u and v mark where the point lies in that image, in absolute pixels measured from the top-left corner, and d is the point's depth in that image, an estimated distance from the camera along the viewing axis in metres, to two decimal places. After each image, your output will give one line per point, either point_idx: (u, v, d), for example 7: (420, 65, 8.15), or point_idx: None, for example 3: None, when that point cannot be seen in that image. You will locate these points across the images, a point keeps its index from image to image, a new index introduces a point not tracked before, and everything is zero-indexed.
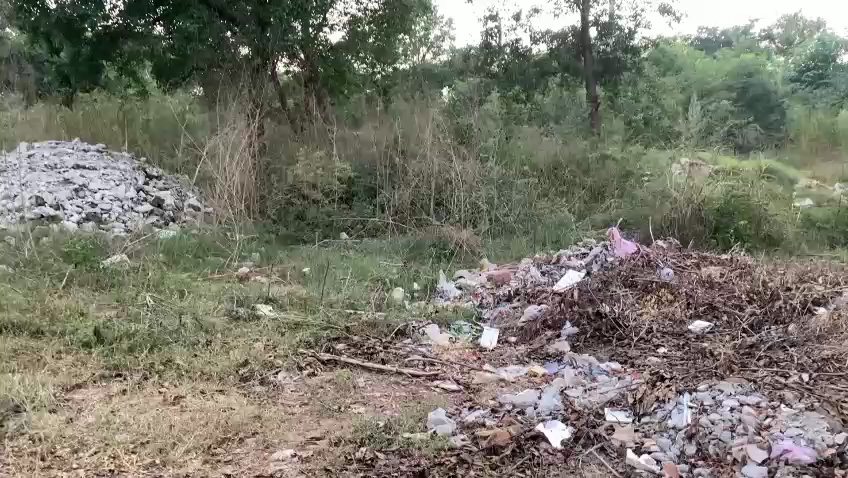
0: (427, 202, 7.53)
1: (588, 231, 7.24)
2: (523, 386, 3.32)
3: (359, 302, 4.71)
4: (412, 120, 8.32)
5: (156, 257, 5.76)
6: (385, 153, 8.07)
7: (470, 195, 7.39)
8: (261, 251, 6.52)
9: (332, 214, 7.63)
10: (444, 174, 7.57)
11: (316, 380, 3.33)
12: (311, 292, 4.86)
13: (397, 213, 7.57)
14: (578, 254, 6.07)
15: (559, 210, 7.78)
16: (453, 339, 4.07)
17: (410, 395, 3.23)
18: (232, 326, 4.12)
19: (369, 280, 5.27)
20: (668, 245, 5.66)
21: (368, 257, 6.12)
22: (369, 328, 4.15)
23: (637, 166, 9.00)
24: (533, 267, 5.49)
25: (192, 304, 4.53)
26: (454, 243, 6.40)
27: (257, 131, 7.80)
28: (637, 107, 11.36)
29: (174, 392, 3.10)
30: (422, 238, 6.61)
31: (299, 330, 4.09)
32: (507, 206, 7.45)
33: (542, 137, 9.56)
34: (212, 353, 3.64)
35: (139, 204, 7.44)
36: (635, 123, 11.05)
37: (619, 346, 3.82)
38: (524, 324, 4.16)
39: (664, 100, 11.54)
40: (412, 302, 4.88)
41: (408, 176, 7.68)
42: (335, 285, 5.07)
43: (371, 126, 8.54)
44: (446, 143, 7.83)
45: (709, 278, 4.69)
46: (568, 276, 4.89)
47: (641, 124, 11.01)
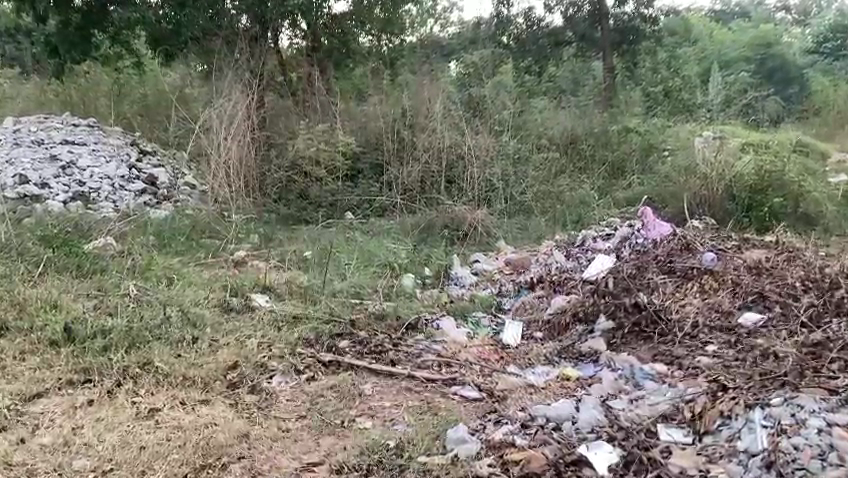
0: (437, 179, 7.03)
1: (611, 210, 6.74)
2: (556, 394, 2.87)
3: (365, 292, 4.24)
4: (421, 91, 7.73)
5: (146, 242, 5.31)
6: (392, 125, 7.47)
7: (483, 171, 6.93)
8: (261, 232, 6.09)
9: (336, 192, 7.19)
10: (456, 149, 7.09)
11: (315, 387, 2.87)
12: (312, 280, 4.39)
13: (405, 191, 7.10)
14: (603, 235, 5.58)
15: (579, 186, 7.28)
16: (471, 335, 3.60)
17: (424, 404, 2.77)
18: (223, 319, 3.66)
19: (375, 266, 4.79)
20: (704, 225, 5.16)
21: (374, 240, 5.64)
22: (376, 322, 3.69)
23: (660, 139, 8.42)
24: (556, 251, 5.03)
25: (179, 294, 4.07)
26: (467, 223, 5.91)
27: (255, 103, 7.27)
28: (656, 78, 10.51)
29: (148, 403, 2.65)
30: (434, 218, 6.09)
31: (298, 324, 3.63)
32: (522, 184, 7.00)
33: (558, 109, 8.97)
34: (199, 352, 3.18)
35: (132, 182, 6.95)
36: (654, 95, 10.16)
37: (662, 343, 3.36)
38: (551, 316, 3.70)
39: (686, 70, 10.90)
40: (424, 290, 4.41)
41: (417, 151, 7.17)
42: (337, 272, 4.59)
43: (377, 97, 7.98)
44: (457, 116, 7.32)
45: (755, 263, 4.20)
46: (597, 261, 4.42)
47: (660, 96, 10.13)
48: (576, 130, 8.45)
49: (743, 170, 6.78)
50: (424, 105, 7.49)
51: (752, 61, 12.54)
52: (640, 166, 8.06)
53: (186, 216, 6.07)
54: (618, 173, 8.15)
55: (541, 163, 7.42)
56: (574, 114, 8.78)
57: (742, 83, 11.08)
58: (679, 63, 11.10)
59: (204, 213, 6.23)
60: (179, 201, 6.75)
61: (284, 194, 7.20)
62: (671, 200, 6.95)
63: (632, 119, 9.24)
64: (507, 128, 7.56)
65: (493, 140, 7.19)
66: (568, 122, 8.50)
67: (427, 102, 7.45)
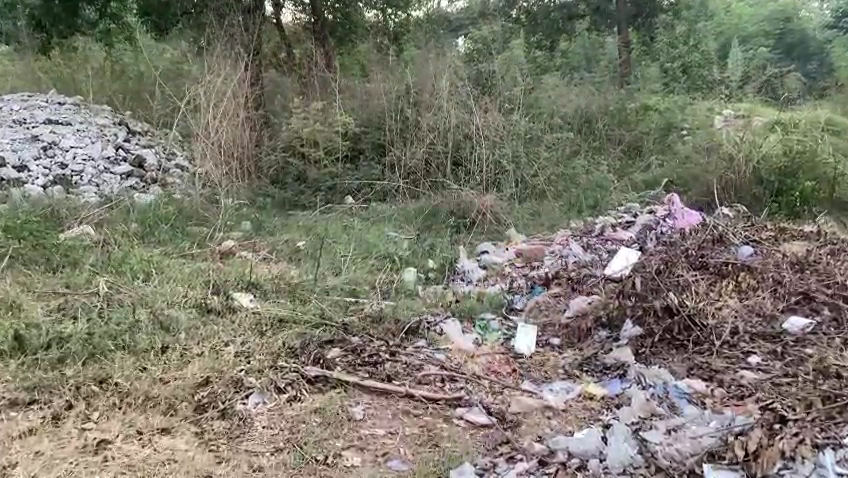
0: (443, 162, 6.59)
1: (628, 196, 6.29)
2: (579, 421, 2.46)
3: (361, 290, 3.83)
4: (425, 66, 7.25)
5: (127, 231, 4.91)
6: (395, 103, 7.00)
7: (492, 152, 6.47)
8: (254, 218, 5.69)
9: (336, 175, 6.76)
10: (463, 128, 6.63)
11: (297, 411, 2.47)
12: (304, 276, 3.96)
13: (409, 174, 6.64)
14: (623, 224, 5.13)
15: (595, 169, 6.81)
16: (480, 341, 3.19)
17: (423, 433, 2.38)
18: (200, 323, 3.25)
19: (373, 260, 4.35)
20: (734, 213, 4.71)
21: (374, 228, 5.21)
22: (372, 326, 3.28)
23: (680, 118, 7.91)
24: (573, 242, 4.59)
25: (154, 292, 3.66)
26: (474, 209, 5.46)
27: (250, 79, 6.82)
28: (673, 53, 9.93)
29: (98, 432, 2.30)
30: (440, 203, 5.66)
31: (284, 329, 3.22)
32: (534, 167, 6.53)
33: (571, 85, 8.45)
34: (168, 364, 2.79)
35: (118, 163, 6.52)
36: (671, 71, 9.62)
37: (698, 354, 2.94)
38: (569, 320, 3.28)
39: (705, 43, 10.32)
40: (426, 287, 3.98)
41: (422, 131, 6.71)
42: (332, 268, 4.16)
43: (379, 73, 7.51)
44: (464, 93, 6.84)
45: (797, 257, 3.75)
46: (619, 255, 4.00)
47: (678, 72, 9.58)
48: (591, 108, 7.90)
49: (772, 151, 6.30)
50: (430, 82, 7.02)
51: (770, 36, 11.86)
52: (658, 146, 7.56)
53: (174, 201, 5.66)
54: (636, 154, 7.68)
55: (554, 144, 6.95)
56: (588, 91, 8.26)
57: (763, 59, 10.48)
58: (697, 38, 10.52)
59: (193, 198, 5.82)
60: (168, 185, 6.32)
61: (280, 177, 6.78)
62: (693, 184, 6.47)
63: (650, 96, 8.72)
64: (519, 106, 7.06)
65: (503, 119, 6.71)
66: (582, 99, 7.98)
67: (432, 78, 6.97)
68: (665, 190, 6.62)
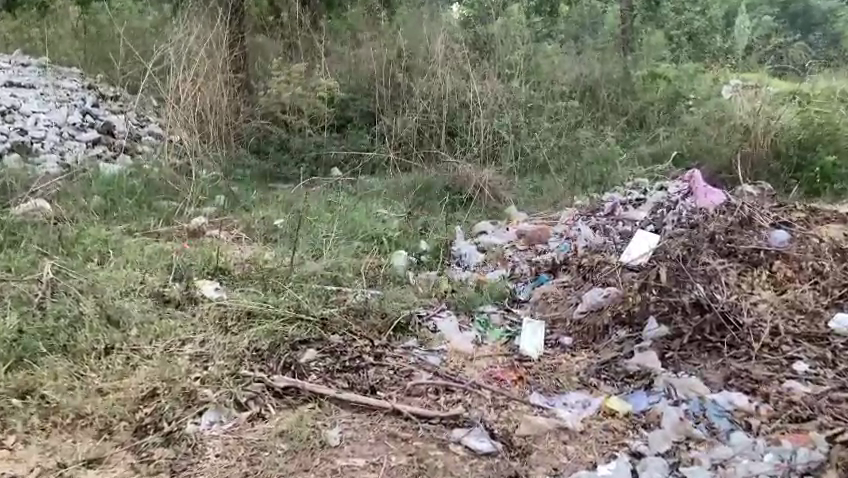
0: (437, 131, 6.11)
1: (637, 171, 5.85)
2: (601, 449, 2.06)
3: (345, 276, 3.39)
4: (418, 29, 6.73)
5: (86, 206, 4.43)
6: (385, 69, 6.54)
7: (491, 121, 5.99)
8: (231, 191, 5.21)
9: (322, 145, 6.27)
10: (459, 95, 6.14)
11: (260, 435, 2.05)
12: (279, 262, 3.50)
13: (400, 145, 6.16)
14: (633, 201, 4.70)
15: (601, 139, 6.35)
16: (481, 340, 2.76)
17: (413, 464, 1.96)
18: (155, 317, 2.80)
19: (358, 242, 3.89)
20: (759, 190, 4.26)
21: (361, 204, 4.75)
22: (355, 322, 2.84)
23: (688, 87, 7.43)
24: (582, 222, 4.15)
25: (107, 278, 3.22)
26: (471, 184, 5.02)
27: (228, 41, 6.30)
28: (678, 18, 9.44)
29: (11, 465, 1.94)
30: (434, 177, 5.18)
31: (251, 326, 2.77)
32: (535, 138, 6.07)
33: (573, 51, 7.93)
34: (109, 369, 2.36)
35: (84, 130, 5.94)
36: (677, 39, 9.13)
37: (734, 358, 2.53)
38: (582, 317, 2.82)
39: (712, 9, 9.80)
40: (417, 274, 3.53)
41: (414, 99, 6.22)
42: (312, 254, 3.71)
43: (369, 36, 6.98)
44: (461, 57, 6.33)
45: (837, 245, 3.33)
46: (635, 238, 3.54)
47: (684, 39, 9.09)
48: (595, 74, 7.39)
49: (790, 123, 5.88)
50: (424, 45, 6.50)
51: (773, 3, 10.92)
52: (667, 115, 7.08)
53: (142, 171, 5.16)
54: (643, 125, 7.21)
55: (556, 114, 6.47)
56: (592, 57, 7.76)
57: (771, 25, 9.98)
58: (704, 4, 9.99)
59: (164, 168, 5.33)
60: (138, 154, 5.80)
61: (262, 147, 6.29)
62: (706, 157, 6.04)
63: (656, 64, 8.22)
64: (519, 71, 6.56)
65: (503, 86, 6.25)
66: (585, 64, 7.46)
67: (426, 40, 6.45)
68: (675, 163, 6.18)
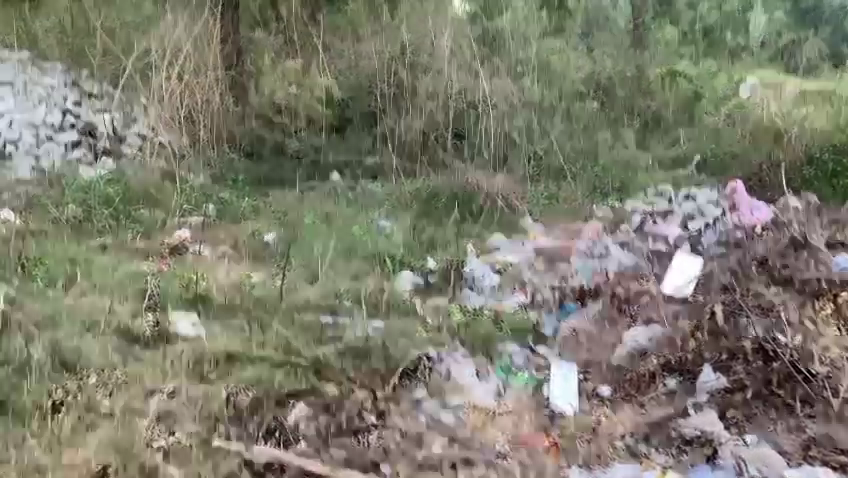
0: (442, 133, 5.67)
1: (659, 178, 5.44)
2: None
3: (342, 305, 2.96)
4: None
5: (58, 217, 3.99)
6: None
7: (500, 124, 5.64)
8: (222, 198, 4.79)
9: (320, 147, 5.75)
10: (468, 94, 5.70)
11: None
12: (268, 288, 3.06)
13: (405, 150, 5.78)
14: (660, 214, 4.32)
15: (619, 140, 5.92)
16: (502, 391, 2.35)
17: None
18: (118, 362, 2.40)
19: (358, 263, 3.46)
20: (804, 204, 3.83)
21: (360, 213, 4.33)
22: (353, 366, 2.42)
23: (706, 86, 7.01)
24: (608, 238, 3.76)
25: (67, 309, 2.78)
26: (482, 193, 4.60)
27: (219, 35, 5.87)
28: None
29: None
30: (440, 184, 4.74)
31: (232, 372, 2.36)
32: (549, 141, 5.65)
33: (584, 45, 7.47)
34: (54, 435, 2.01)
35: (63, 131, 5.44)
36: None
37: (810, 419, 2.10)
38: (621, 363, 2.41)
39: None
40: (424, 301, 3.08)
41: (419, 98, 5.77)
42: (305, 277, 3.28)
43: None
44: (468, 53, 5.90)
45: None
46: (673, 262, 3.11)
47: None
48: None
49: (826, 125, 5.45)
50: None
51: None
52: None
53: (125, 176, 4.74)
54: None
55: None
56: None
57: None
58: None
59: (149, 173, 4.91)
60: (122, 157, 5.35)
61: (255, 148, 5.79)
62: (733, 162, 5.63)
63: None
64: None
65: (516, 84, 5.76)
66: None
67: None
68: (699, 168, 5.77)
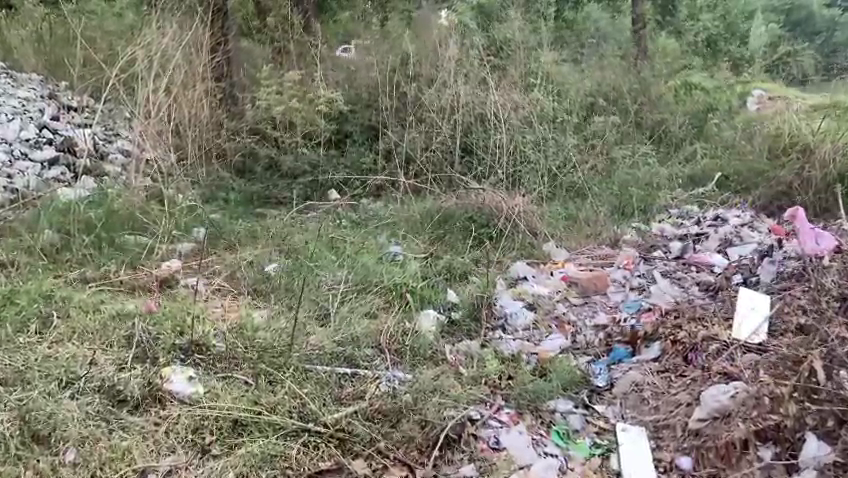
0: (450, 148, 5.28)
1: (677, 198, 5.15)
2: None
3: (361, 353, 2.57)
4: (426, 35, 6.01)
5: (33, 246, 3.58)
6: (390, 77, 5.70)
7: (513, 137, 5.17)
8: (215, 220, 4.41)
9: (317, 165, 5.39)
10: (476, 108, 5.35)
11: None
12: (273, 331, 2.68)
13: (413, 171, 5.31)
14: (693, 241, 4.03)
15: (636, 156, 5.58)
16: (566, 467, 2.02)
17: None
18: (101, 433, 2.02)
19: (373, 300, 3.07)
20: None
21: (368, 239, 3.97)
22: (382, 434, 2.08)
23: (717, 102, 6.77)
24: (648, 269, 3.44)
25: (39, 363, 2.37)
26: (502, 216, 4.17)
27: (211, 46, 5.52)
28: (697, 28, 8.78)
29: None
30: (453, 205, 4.36)
31: (238, 448, 2.02)
32: (567, 157, 5.24)
33: (591, 57, 7.16)
34: None
35: (40, 147, 5.02)
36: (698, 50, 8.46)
37: None
38: (706, 426, 2.03)
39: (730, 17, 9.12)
40: (453, 345, 2.72)
41: (424, 112, 5.42)
42: (315, 319, 2.90)
43: (367, 42, 6.22)
44: (476, 65, 5.57)
45: None
46: (734, 300, 2.79)
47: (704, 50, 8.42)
48: (621, 82, 6.60)
49: None
50: (432, 54, 5.76)
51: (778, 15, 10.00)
52: (698, 132, 6.36)
53: (107, 196, 4.34)
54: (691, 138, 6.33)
55: (585, 129, 5.68)
56: (616, 65, 6.99)
57: (777, 35, 9.51)
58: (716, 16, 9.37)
59: (135, 193, 4.52)
60: (104, 175, 4.93)
61: (247, 166, 5.40)
62: (756, 181, 5.31)
63: (677, 76, 7.52)
64: (542, 81, 5.78)
65: (525, 97, 5.44)
66: (609, 72, 6.70)
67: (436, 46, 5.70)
68: (719, 186, 5.44)
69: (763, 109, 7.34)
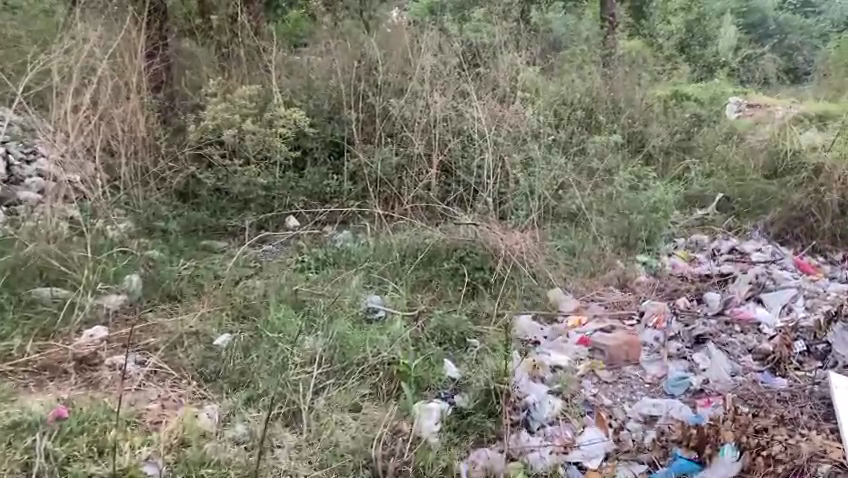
0: (426, 170, 4.62)
1: (679, 224, 4.61)
2: None
3: None
4: (393, 42, 5.36)
5: None
6: (355, 86, 5.01)
7: (500, 157, 4.53)
8: (153, 261, 3.65)
9: (274, 187, 4.65)
10: (455, 123, 4.70)
11: None
12: (225, 468, 1.97)
13: (385, 196, 4.62)
14: (719, 283, 3.52)
15: (630, 174, 5.02)
16: None
17: None
18: None
19: (356, 389, 2.40)
20: None
21: (342, 288, 3.29)
22: None
23: (705, 110, 6.28)
24: (687, 327, 2.88)
25: None
26: (499, 257, 3.51)
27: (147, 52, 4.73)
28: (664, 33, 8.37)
29: None
30: (437, 239, 3.69)
31: None
32: (558, 177, 4.63)
33: (570, 59, 6.57)
34: None
35: None
36: (668, 54, 7.99)
37: None
38: None
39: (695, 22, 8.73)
40: (468, 458, 2.13)
41: (396, 129, 4.76)
42: (282, 422, 2.23)
43: (326, 46, 5.51)
44: (452, 74, 4.93)
45: None
46: (820, 389, 2.36)
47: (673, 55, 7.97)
48: (607, 89, 6.02)
49: None
50: (401, 64, 5.13)
51: (735, 17, 9.71)
52: (689, 143, 5.85)
53: (18, 236, 3.55)
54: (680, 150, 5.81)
55: (572, 145, 5.10)
56: (596, 71, 6.41)
57: (741, 39, 9.17)
58: (686, 18, 8.98)
59: (54, 227, 3.72)
60: (16, 206, 4.12)
61: (191, 190, 4.62)
62: (762, 203, 4.82)
63: (658, 82, 7.02)
64: (525, 89, 5.17)
65: (509, 110, 4.81)
66: (590, 79, 6.12)
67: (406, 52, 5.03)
68: (720, 208, 4.93)
69: (747, 118, 6.90)
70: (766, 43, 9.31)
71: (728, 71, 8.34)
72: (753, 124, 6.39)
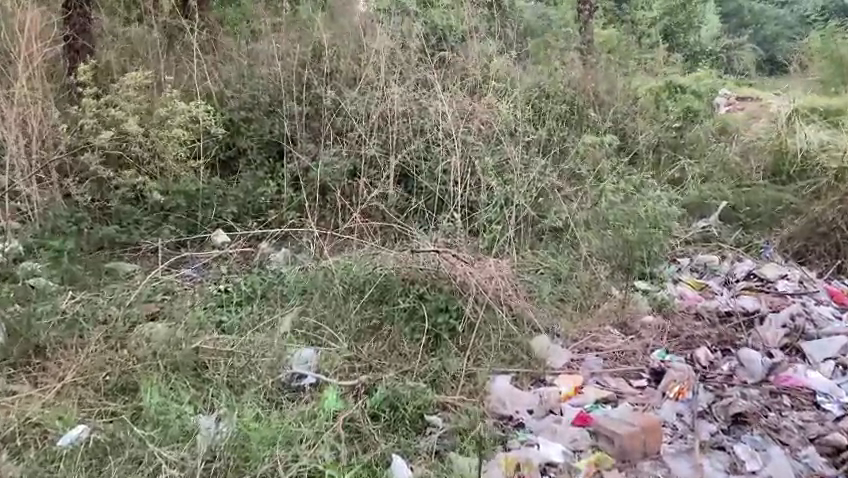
0: (381, 175, 3.81)
1: (681, 239, 3.87)
2: None
3: None
4: (344, 22, 4.53)
5: None
6: (297, 73, 4.17)
7: (470, 160, 3.74)
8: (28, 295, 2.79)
9: (195, 195, 3.76)
10: (415, 117, 3.90)
11: None
12: None
13: (331, 207, 3.81)
14: (747, 325, 2.81)
15: (622, 180, 4.27)
16: None
17: None
18: None
19: None
20: None
21: (266, 339, 2.45)
22: None
23: (699, 104, 5.55)
24: (725, 401, 2.14)
25: None
26: (469, 296, 2.72)
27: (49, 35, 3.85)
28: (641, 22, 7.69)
29: None
30: (392, 267, 2.86)
31: None
32: (539, 184, 3.86)
33: (548, 46, 5.80)
34: None
35: None
36: (648, 42, 7.28)
37: None
38: None
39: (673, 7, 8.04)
40: None
41: (346, 126, 3.95)
42: None
43: (264, 26, 4.65)
44: (412, 60, 4.12)
45: None
46: None
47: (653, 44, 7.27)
48: (589, 79, 5.27)
49: None
50: (352, 47, 4.30)
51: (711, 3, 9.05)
52: (681, 141, 5.12)
53: None
54: (673, 148, 5.09)
55: (553, 145, 4.34)
56: (577, 57, 5.64)
57: (719, 26, 8.53)
58: None
59: None
60: None
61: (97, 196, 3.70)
62: (774, 214, 4.12)
63: (642, 73, 6.27)
64: (498, 81, 4.38)
65: (481, 104, 4.03)
66: (572, 67, 5.36)
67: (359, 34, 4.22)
68: (725, 219, 4.21)
69: (739, 113, 6.21)
70: (745, 31, 8.68)
71: (710, 62, 7.67)
72: (748, 119, 5.71)
